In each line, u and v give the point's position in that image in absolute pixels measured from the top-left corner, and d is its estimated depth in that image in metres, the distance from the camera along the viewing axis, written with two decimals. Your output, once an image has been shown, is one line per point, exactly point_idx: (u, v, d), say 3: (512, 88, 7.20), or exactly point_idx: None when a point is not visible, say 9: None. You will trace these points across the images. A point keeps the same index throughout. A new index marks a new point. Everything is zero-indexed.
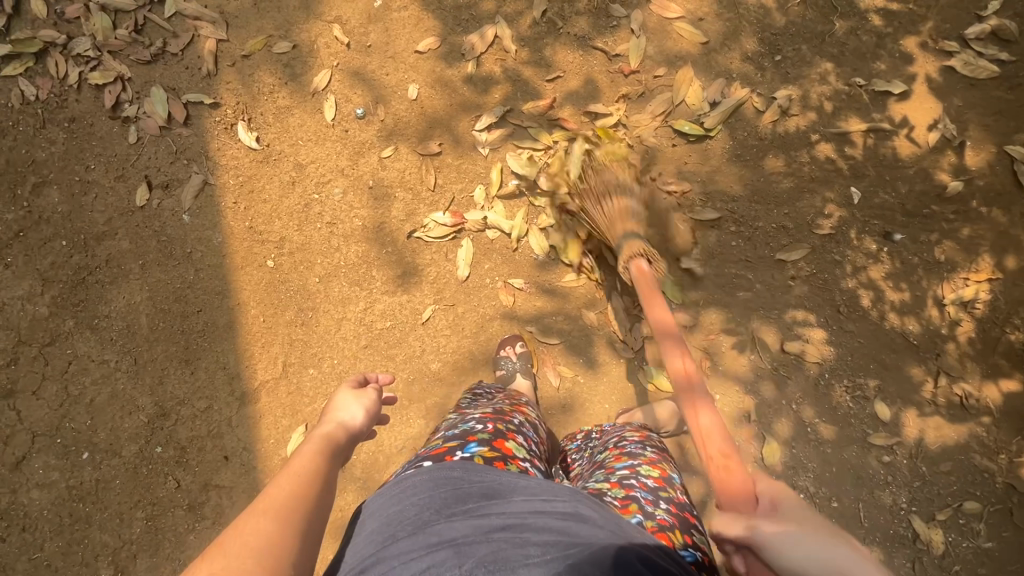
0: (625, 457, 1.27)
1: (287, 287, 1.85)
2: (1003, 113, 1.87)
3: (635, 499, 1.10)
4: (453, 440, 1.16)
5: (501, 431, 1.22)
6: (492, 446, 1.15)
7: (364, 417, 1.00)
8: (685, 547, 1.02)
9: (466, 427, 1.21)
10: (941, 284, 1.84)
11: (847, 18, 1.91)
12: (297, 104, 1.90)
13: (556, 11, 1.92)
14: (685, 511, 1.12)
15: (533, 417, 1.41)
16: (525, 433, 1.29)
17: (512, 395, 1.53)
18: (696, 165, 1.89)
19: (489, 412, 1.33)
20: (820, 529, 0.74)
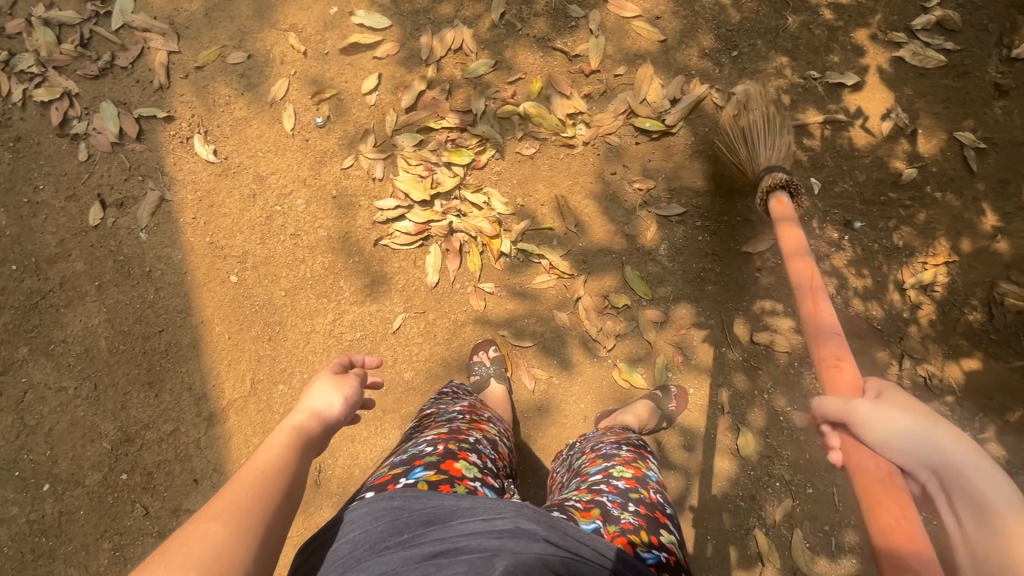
0: (600, 461, 1.29)
1: (252, 301, 1.80)
2: (949, 102, 1.95)
3: (599, 504, 1.09)
4: (400, 466, 1.13)
5: (453, 451, 1.19)
6: (439, 469, 1.12)
7: (342, 406, 0.93)
8: (648, 550, 1.02)
9: (416, 451, 1.19)
10: (901, 269, 1.89)
11: (799, 13, 1.96)
12: (255, 114, 1.85)
13: (514, 14, 1.92)
14: (654, 511, 1.12)
15: (493, 433, 1.40)
16: (481, 451, 1.26)
17: (476, 407, 1.52)
18: (660, 161, 1.89)
19: (445, 430, 1.30)
20: (920, 414, 0.86)
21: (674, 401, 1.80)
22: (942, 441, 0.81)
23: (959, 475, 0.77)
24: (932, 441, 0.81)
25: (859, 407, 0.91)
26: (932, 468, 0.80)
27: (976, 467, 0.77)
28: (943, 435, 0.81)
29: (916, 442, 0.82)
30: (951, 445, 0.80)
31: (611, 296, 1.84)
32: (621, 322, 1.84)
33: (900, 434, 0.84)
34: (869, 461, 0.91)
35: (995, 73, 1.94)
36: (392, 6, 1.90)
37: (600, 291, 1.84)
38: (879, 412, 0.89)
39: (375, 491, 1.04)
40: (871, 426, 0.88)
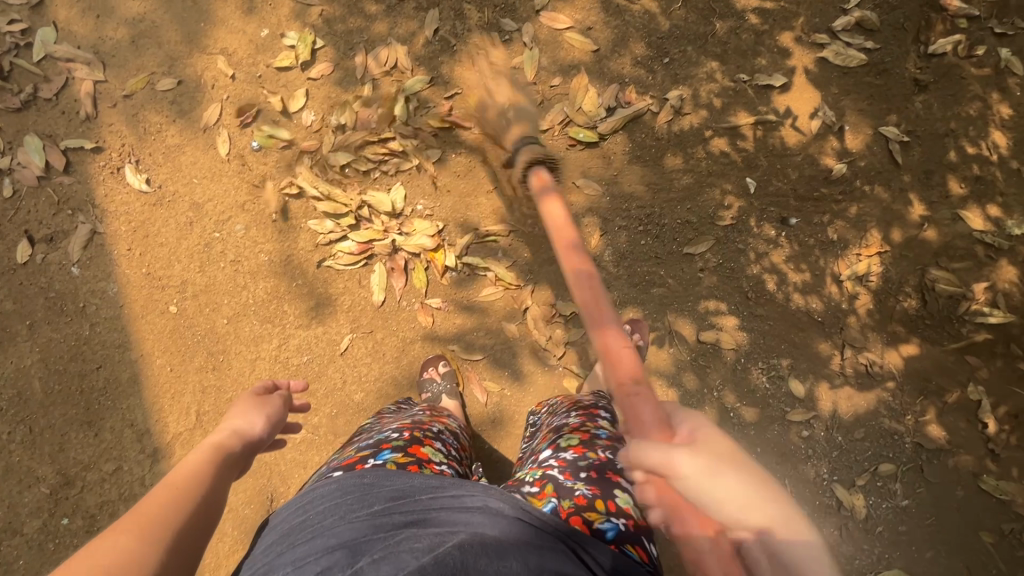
0: (550, 436, 1.39)
1: (193, 331, 1.76)
2: (873, 98, 2.03)
3: (551, 480, 1.18)
4: (366, 449, 1.22)
5: (418, 438, 1.30)
6: (406, 452, 1.22)
7: (263, 423, 1.10)
8: (606, 520, 1.08)
9: (382, 437, 1.28)
10: (837, 261, 1.95)
11: (726, 19, 2.01)
12: (188, 141, 1.82)
13: (447, 30, 1.93)
14: (605, 472, 1.19)
15: (453, 425, 1.52)
16: (444, 439, 1.38)
17: (434, 403, 1.66)
18: (600, 169, 1.92)
19: (408, 423, 1.40)
20: (741, 460, 0.89)
21: (639, 336, 1.83)
22: (769, 501, 0.83)
23: (778, 551, 0.78)
24: (752, 504, 0.82)
25: (679, 461, 0.88)
26: (756, 534, 0.80)
27: (792, 529, 0.81)
28: (762, 492, 0.84)
29: (744, 504, 0.83)
30: (773, 505, 0.83)
31: (558, 304, 1.85)
32: (570, 330, 1.84)
33: (725, 494, 0.84)
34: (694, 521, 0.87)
35: (915, 69, 2.06)
36: (324, 27, 1.89)
37: (548, 300, 1.85)
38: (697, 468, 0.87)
39: (341, 470, 1.13)
40: (697, 480, 0.86)
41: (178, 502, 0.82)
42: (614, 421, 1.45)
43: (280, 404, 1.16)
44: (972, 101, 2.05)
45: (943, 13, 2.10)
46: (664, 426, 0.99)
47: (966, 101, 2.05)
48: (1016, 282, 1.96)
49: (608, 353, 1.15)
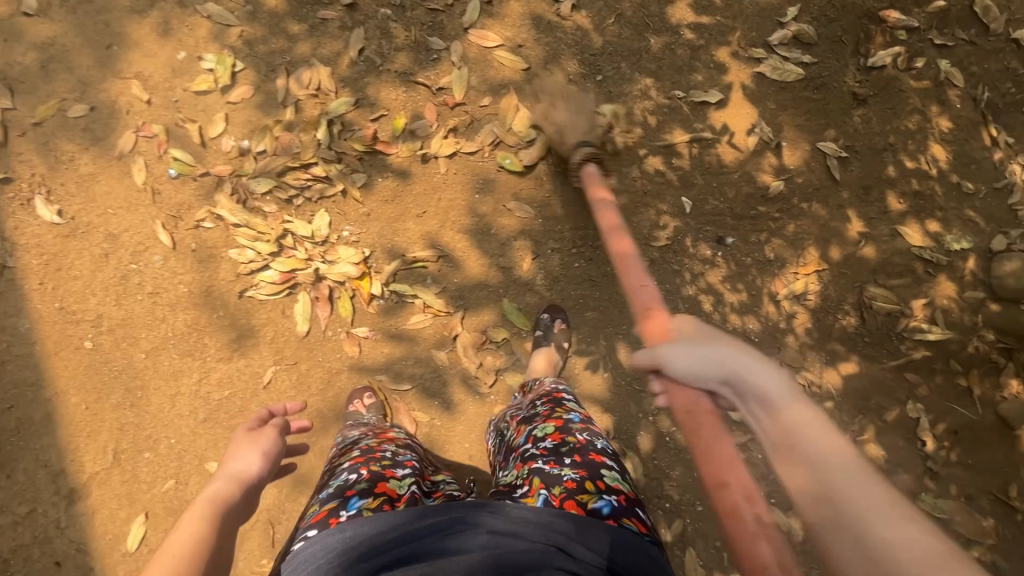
0: (523, 429, 1.33)
1: (110, 367, 1.71)
2: (811, 114, 2.00)
3: (538, 473, 1.13)
4: (331, 499, 1.10)
5: (378, 472, 1.18)
6: (376, 494, 1.10)
7: (260, 461, 1.03)
8: (599, 499, 1.04)
9: (342, 481, 1.15)
10: (774, 280, 1.93)
11: (660, 34, 1.97)
12: (102, 169, 1.76)
13: (373, 49, 1.87)
14: (590, 454, 1.16)
15: (402, 438, 1.41)
16: (403, 460, 1.27)
17: (377, 426, 1.52)
18: (531, 191, 1.88)
19: (359, 453, 1.28)
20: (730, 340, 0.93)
21: (567, 336, 1.82)
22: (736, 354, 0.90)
23: (754, 391, 0.86)
24: (724, 359, 0.90)
25: (664, 350, 0.94)
26: (726, 382, 0.89)
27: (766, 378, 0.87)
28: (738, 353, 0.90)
29: (715, 367, 0.90)
30: (747, 360, 0.89)
31: (489, 330, 1.82)
32: (501, 357, 1.82)
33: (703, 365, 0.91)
34: (687, 397, 0.91)
35: (853, 83, 2.03)
36: (244, 49, 1.83)
37: (478, 327, 1.81)
38: (684, 350, 0.93)
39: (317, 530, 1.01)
40: (681, 359, 0.92)
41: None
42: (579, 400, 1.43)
43: (276, 437, 1.09)
44: (911, 115, 2.03)
45: (882, 25, 2.07)
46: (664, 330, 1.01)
47: (906, 114, 2.03)
48: (952, 297, 1.97)
49: (620, 250, 1.31)
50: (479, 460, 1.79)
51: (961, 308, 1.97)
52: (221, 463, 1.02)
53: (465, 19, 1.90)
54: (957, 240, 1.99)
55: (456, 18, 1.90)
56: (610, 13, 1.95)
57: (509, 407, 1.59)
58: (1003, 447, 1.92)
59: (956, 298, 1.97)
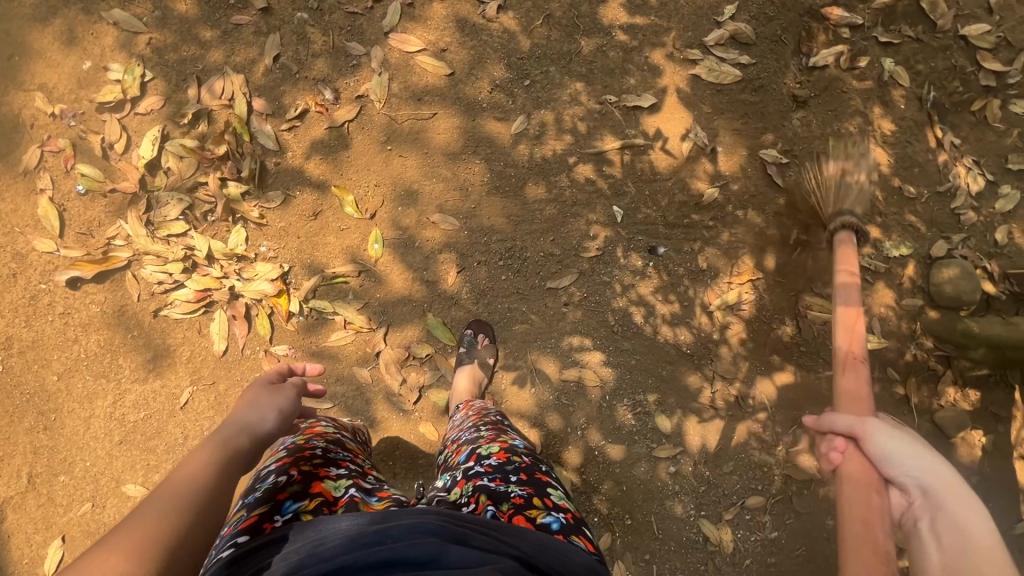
0: (464, 448, 1.26)
1: (22, 390, 1.68)
2: (748, 117, 1.94)
3: (483, 490, 1.06)
4: (259, 504, 0.93)
5: (311, 472, 1.02)
6: (312, 496, 0.96)
7: (274, 418, 1.10)
8: (547, 515, 1.01)
9: (269, 483, 0.98)
10: (707, 290, 1.88)
11: (591, 36, 1.90)
12: (7, 186, 1.71)
13: (290, 56, 1.80)
14: (535, 473, 1.12)
15: (332, 432, 1.22)
16: (338, 460, 1.10)
17: (302, 421, 1.27)
18: (456, 202, 1.83)
19: (283, 453, 1.08)
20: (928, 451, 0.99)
21: (492, 352, 1.79)
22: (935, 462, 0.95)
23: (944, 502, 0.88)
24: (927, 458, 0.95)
25: (871, 423, 1.03)
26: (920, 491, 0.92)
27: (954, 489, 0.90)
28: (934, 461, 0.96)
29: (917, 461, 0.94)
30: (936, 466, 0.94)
31: (413, 346, 1.79)
32: (425, 373, 1.79)
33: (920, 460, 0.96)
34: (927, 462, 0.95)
35: (793, 84, 1.96)
36: (153, 57, 1.76)
37: (402, 343, 1.78)
38: (892, 435, 1.01)
39: (248, 535, 0.86)
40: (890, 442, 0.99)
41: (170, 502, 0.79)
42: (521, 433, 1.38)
43: (293, 398, 1.18)
44: (852, 117, 1.97)
45: (825, 23, 2.00)
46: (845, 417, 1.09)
47: (847, 117, 1.96)
48: (890, 306, 1.92)
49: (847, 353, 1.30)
50: (403, 477, 1.77)
51: (900, 316, 1.92)
52: (235, 411, 1.09)
53: (385, 23, 1.83)
54: (897, 246, 1.94)
55: (376, 22, 1.83)
56: (538, 14, 1.88)
57: (457, 417, 1.53)
58: (938, 456, 1.89)
59: (894, 306, 1.93)
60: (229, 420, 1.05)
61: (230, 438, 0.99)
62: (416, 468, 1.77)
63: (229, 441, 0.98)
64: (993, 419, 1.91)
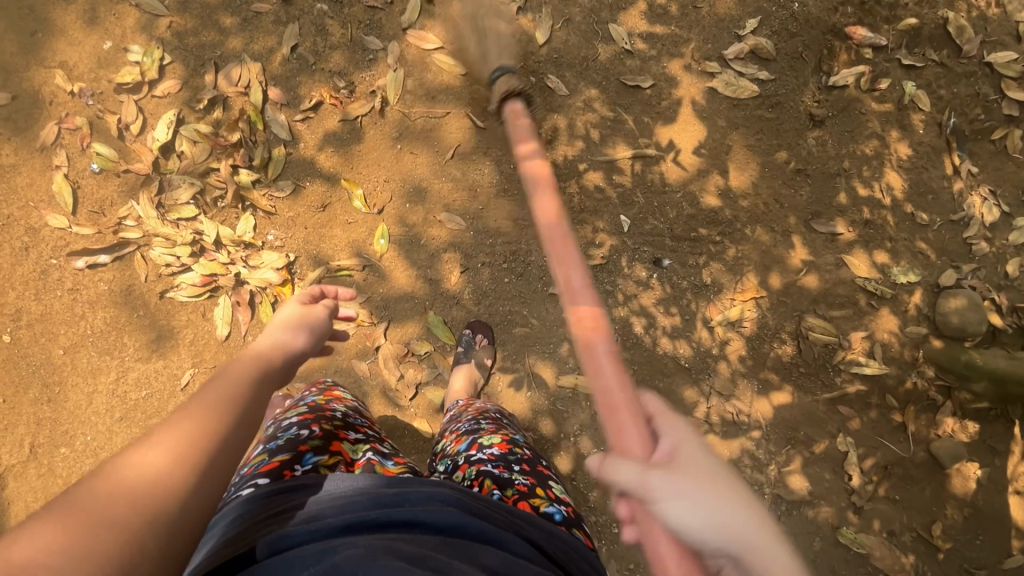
0: (463, 439, 1.26)
1: (29, 362, 1.71)
2: (764, 133, 1.92)
3: (488, 475, 1.08)
4: (281, 451, 0.96)
5: (332, 432, 1.04)
6: (331, 453, 0.98)
7: (305, 335, 1.11)
8: (549, 504, 1.02)
9: (291, 435, 1.00)
10: (709, 305, 1.87)
11: (610, 43, 1.89)
12: (24, 161, 1.73)
13: (307, 47, 1.80)
14: (537, 465, 1.14)
15: (350, 399, 1.24)
16: (355, 424, 1.12)
17: (320, 383, 1.31)
18: (464, 202, 1.83)
19: (305, 409, 1.11)
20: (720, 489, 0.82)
21: (490, 353, 1.81)
22: (739, 518, 0.79)
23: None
24: (725, 519, 0.78)
25: (655, 480, 0.83)
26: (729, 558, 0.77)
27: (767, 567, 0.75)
28: (736, 515, 0.79)
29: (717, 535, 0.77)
30: (741, 517, 0.79)
31: (412, 343, 1.80)
32: (423, 370, 1.81)
33: (718, 527, 0.78)
34: (727, 521, 0.78)
35: (811, 102, 1.93)
36: (173, 41, 1.77)
37: (402, 339, 1.80)
38: (674, 486, 0.82)
39: (269, 478, 0.89)
40: (675, 506, 0.80)
41: (209, 410, 0.75)
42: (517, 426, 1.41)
43: (325, 317, 1.19)
44: (869, 139, 1.94)
45: (847, 42, 1.96)
46: (648, 446, 0.92)
47: (863, 139, 1.94)
48: (894, 332, 1.90)
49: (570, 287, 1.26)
50: None
51: (903, 343, 1.90)
52: (268, 332, 1.08)
53: (403, 19, 1.83)
54: (905, 273, 1.92)
55: (394, 18, 1.83)
56: (558, 18, 1.87)
57: (455, 411, 1.53)
58: (931, 486, 1.87)
59: (898, 333, 1.90)
60: (262, 338, 1.05)
61: (257, 362, 0.94)
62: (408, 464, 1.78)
63: (255, 364, 0.92)
64: (989, 452, 1.89)
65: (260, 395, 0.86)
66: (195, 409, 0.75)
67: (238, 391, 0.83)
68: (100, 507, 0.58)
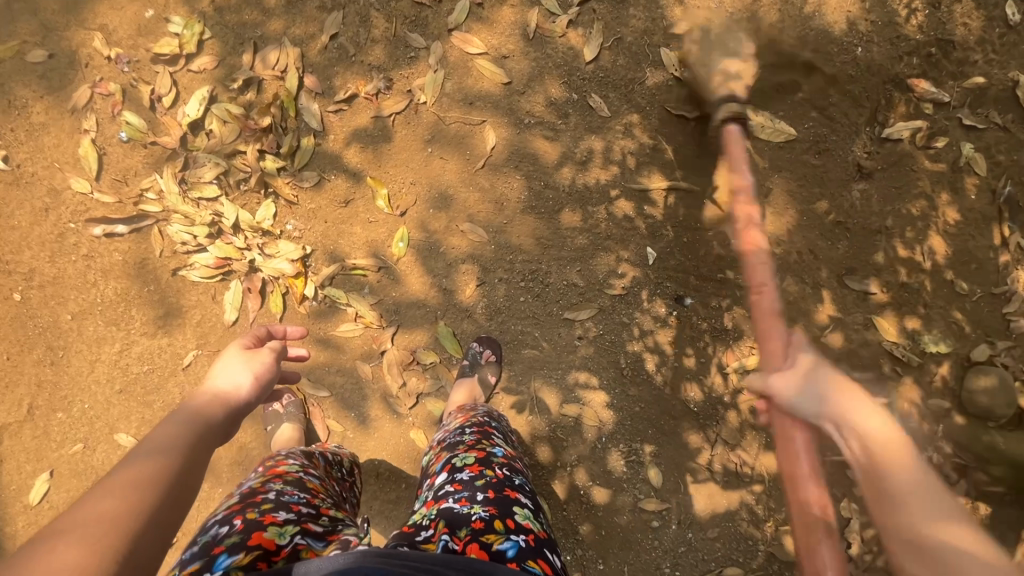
0: (442, 456, 1.18)
1: (36, 323, 1.71)
2: (806, 179, 1.83)
3: (445, 511, 0.95)
4: (191, 561, 0.80)
5: (255, 520, 0.88)
6: (248, 548, 0.82)
7: (249, 387, 0.99)
8: (505, 540, 0.89)
9: (208, 537, 0.86)
10: (726, 351, 1.80)
11: (659, 68, 1.83)
12: (54, 121, 1.72)
13: (348, 37, 1.76)
14: (504, 490, 1.01)
15: (294, 472, 1.10)
16: (289, 503, 0.97)
17: (270, 458, 1.18)
18: (489, 215, 1.78)
19: (234, 499, 0.98)
20: (851, 389, 1.05)
21: (495, 371, 1.75)
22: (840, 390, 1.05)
23: (862, 432, 0.96)
24: (835, 394, 1.05)
25: (779, 379, 1.18)
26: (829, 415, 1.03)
27: (876, 420, 0.98)
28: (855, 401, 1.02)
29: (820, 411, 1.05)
30: (852, 398, 1.03)
31: (418, 352, 1.77)
32: (425, 380, 1.78)
33: (855, 408, 1.00)
34: (840, 394, 1.04)
35: (862, 153, 1.83)
36: (214, 16, 1.74)
37: (408, 346, 1.77)
38: (806, 377, 1.13)
39: None
40: (790, 392, 1.12)
41: (129, 499, 0.68)
42: (508, 439, 1.29)
43: (271, 364, 1.07)
44: (916, 199, 1.82)
45: (908, 94, 1.85)
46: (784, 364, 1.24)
47: (911, 198, 1.82)
48: (916, 403, 1.78)
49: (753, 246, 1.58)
50: (385, 479, 1.76)
51: (923, 415, 1.78)
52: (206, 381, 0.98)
53: (451, 19, 1.78)
54: (936, 343, 1.78)
55: (441, 17, 1.78)
56: (608, 36, 1.82)
57: (451, 416, 1.49)
58: None
59: (920, 404, 1.78)
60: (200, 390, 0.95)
61: (189, 426, 0.85)
62: (400, 472, 1.75)
63: (191, 425, 0.85)
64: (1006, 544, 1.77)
65: (193, 463, 0.79)
66: (112, 498, 0.67)
67: (164, 464, 0.75)
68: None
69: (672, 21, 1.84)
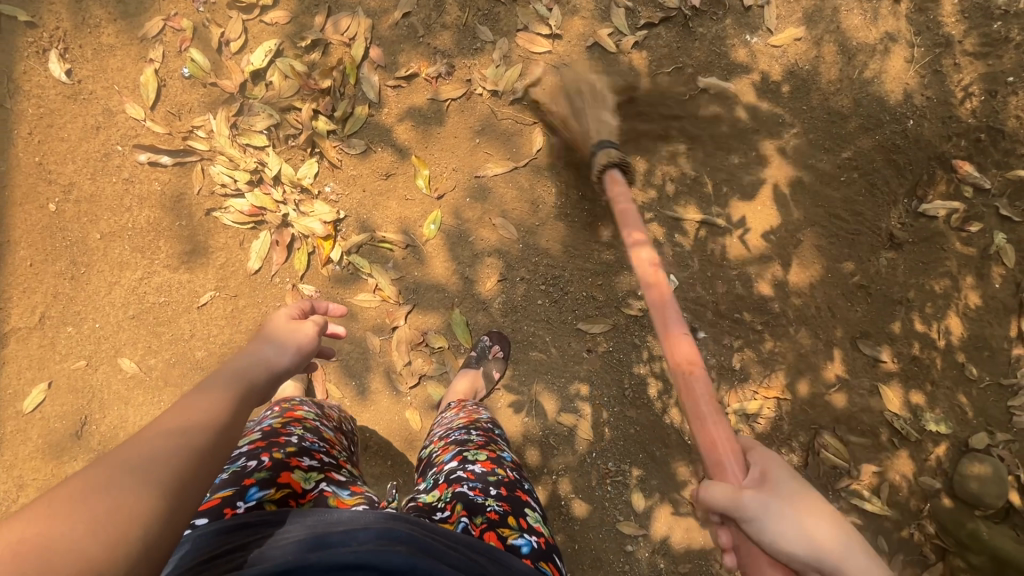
0: (451, 449, 1.17)
1: (64, 236, 1.73)
2: (838, 238, 1.84)
3: (461, 498, 0.97)
4: (223, 487, 0.87)
5: (282, 460, 0.94)
6: (278, 486, 0.89)
7: (296, 353, 1.00)
8: (519, 536, 0.91)
9: (237, 467, 0.92)
10: (729, 390, 1.84)
11: (713, 104, 1.86)
12: (122, 45, 1.76)
13: (420, 18, 1.80)
14: (515, 490, 1.03)
15: (313, 420, 1.13)
16: (311, 449, 1.02)
17: (285, 403, 1.21)
18: (523, 214, 1.81)
19: (258, 434, 1.02)
20: (815, 506, 0.83)
21: (500, 367, 1.77)
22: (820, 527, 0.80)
23: None
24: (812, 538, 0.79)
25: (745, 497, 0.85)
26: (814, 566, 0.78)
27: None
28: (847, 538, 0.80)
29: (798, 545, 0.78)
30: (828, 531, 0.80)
31: (429, 334, 1.79)
32: (430, 364, 1.79)
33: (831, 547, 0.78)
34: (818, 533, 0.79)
35: (896, 223, 1.84)
36: None
37: (421, 327, 1.79)
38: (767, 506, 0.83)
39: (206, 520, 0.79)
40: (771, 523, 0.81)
41: (181, 440, 0.67)
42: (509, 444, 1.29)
43: (315, 335, 1.06)
44: (941, 276, 1.80)
45: (950, 174, 1.84)
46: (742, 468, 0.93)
47: (935, 275, 1.80)
48: (907, 477, 1.76)
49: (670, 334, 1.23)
50: (372, 453, 1.76)
51: (912, 490, 1.76)
52: (253, 341, 0.98)
53: (522, 19, 1.82)
54: (937, 421, 1.75)
55: (513, 15, 1.82)
56: (670, 63, 1.87)
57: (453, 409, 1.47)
58: None
59: (911, 479, 1.76)
60: (247, 351, 0.94)
61: (236, 383, 0.83)
62: (388, 448, 1.76)
63: (238, 382, 0.84)
64: None
65: (240, 418, 0.78)
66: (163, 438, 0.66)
67: (215, 413, 0.74)
68: (58, 535, 0.52)
69: (733, 60, 1.88)
